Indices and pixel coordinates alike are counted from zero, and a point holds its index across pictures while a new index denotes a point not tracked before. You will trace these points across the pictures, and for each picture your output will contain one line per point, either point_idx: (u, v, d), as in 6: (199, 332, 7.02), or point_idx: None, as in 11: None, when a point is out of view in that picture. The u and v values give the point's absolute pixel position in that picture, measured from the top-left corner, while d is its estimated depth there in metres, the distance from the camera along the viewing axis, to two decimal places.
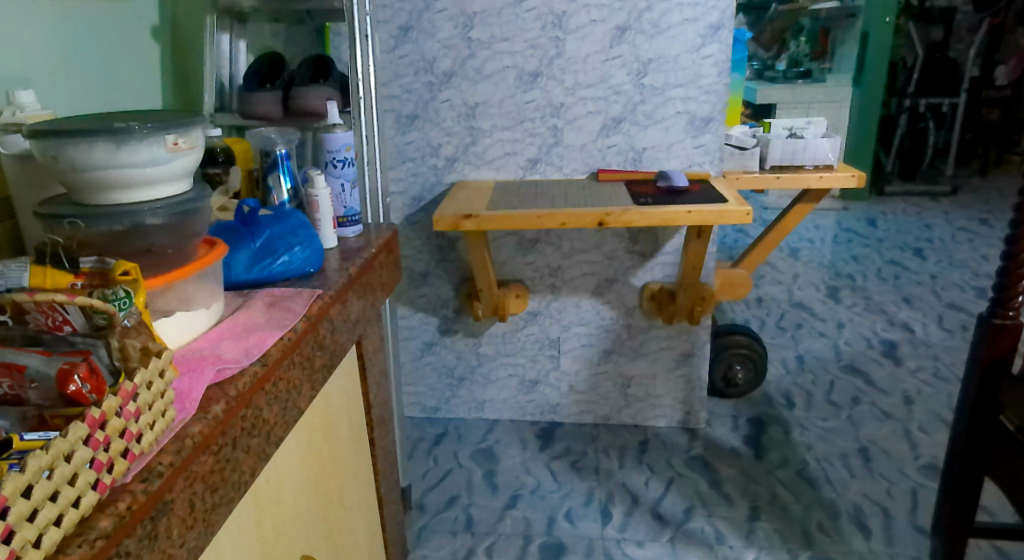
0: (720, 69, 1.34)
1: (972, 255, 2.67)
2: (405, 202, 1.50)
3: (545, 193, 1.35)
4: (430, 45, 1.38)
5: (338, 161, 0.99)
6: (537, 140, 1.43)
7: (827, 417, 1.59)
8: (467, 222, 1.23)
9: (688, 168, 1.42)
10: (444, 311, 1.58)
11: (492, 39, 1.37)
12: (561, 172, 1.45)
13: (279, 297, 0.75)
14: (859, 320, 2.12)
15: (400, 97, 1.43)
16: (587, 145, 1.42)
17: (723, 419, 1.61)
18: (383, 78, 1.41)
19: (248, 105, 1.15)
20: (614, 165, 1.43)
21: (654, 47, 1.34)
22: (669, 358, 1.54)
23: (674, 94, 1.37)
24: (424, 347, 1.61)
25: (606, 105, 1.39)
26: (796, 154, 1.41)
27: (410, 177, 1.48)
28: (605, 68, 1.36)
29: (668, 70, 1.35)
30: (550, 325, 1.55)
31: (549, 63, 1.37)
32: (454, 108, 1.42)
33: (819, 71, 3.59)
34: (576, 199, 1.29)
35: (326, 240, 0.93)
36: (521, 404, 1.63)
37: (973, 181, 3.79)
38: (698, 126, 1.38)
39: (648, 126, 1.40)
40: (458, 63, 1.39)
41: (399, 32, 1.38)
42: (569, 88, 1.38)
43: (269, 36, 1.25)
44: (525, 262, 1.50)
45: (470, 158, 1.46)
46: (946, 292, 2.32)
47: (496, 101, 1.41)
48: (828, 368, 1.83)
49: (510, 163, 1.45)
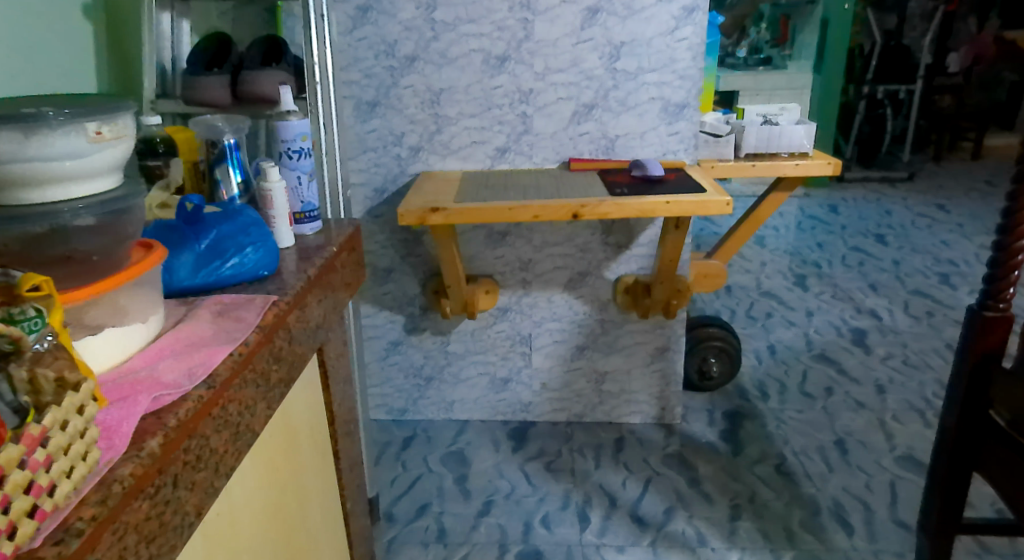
0: (694, 53, 1.29)
1: (931, 240, 2.73)
2: (367, 194, 1.42)
3: (517, 184, 1.29)
4: (391, 27, 1.30)
5: (292, 152, 0.88)
6: (506, 128, 1.36)
7: (802, 409, 1.59)
8: (434, 216, 1.15)
9: (662, 157, 1.37)
10: (410, 309, 1.50)
11: (457, 21, 1.29)
12: (532, 162, 1.38)
13: (228, 305, 0.67)
14: (827, 308, 2.14)
15: (360, 83, 1.34)
16: (558, 133, 1.36)
17: (699, 414, 1.59)
18: (341, 61, 1.32)
19: (192, 91, 1.04)
20: (586, 155, 1.37)
21: (626, 30, 1.29)
22: (644, 353, 1.51)
23: (648, 78, 1.32)
24: (391, 347, 1.54)
25: (578, 90, 1.33)
26: (772, 141, 1.38)
27: (372, 169, 1.40)
28: (576, 52, 1.30)
29: (641, 54, 1.30)
30: (521, 321, 1.50)
31: (517, 47, 1.31)
32: (417, 95, 1.34)
33: (780, 58, 3.54)
34: (548, 191, 1.23)
35: (281, 238, 0.85)
36: (492, 403, 1.58)
37: (929, 167, 3.88)
38: (672, 112, 1.34)
39: (621, 113, 1.34)
40: (421, 46, 1.31)
41: (357, 12, 1.29)
42: (539, 72, 1.32)
43: (216, 15, 1.13)
44: (495, 256, 1.44)
45: (435, 147, 1.38)
46: (910, 278, 2.35)
47: (463, 86, 1.34)
48: (800, 357, 1.83)
49: (478, 152, 1.38)
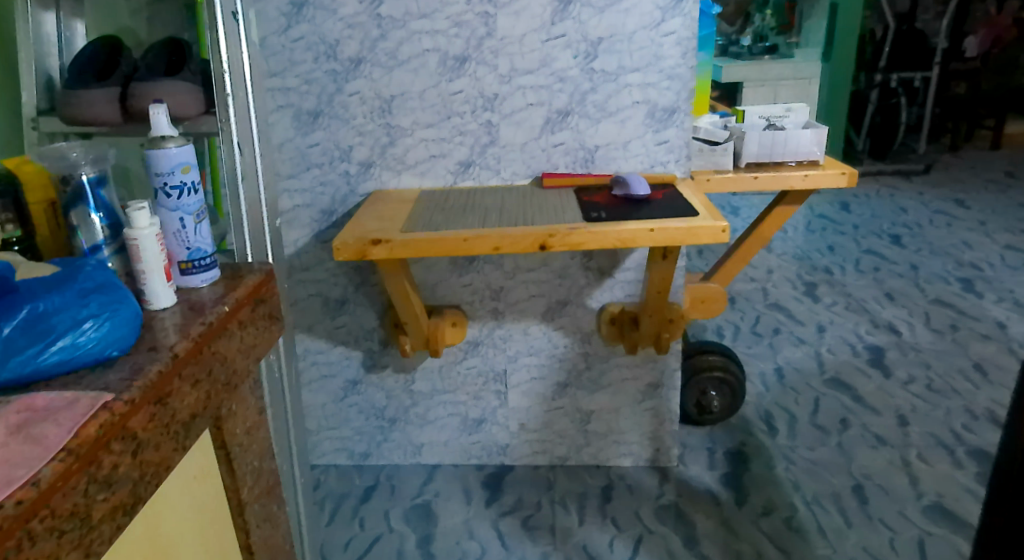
0: (684, 48, 1.11)
1: (951, 241, 2.52)
2: (313, 216, 1.24)
3: (479, 205, 1.10)
4: (331, 24, 1.11)
5: (171, 188, 0.70)
6: (468, 139, 1.18)
7: (814, 445, 1.39)
8: (375, 249, 0.97)
9: (649, 169, 1.18)
10: (368, 344, 1.33)
11: (407, 17, 1.11)
12: (499, 177, 1.20)
13: (36, 415, 0.49)
14: (840, 322, 1.94)
15: (298, 90, 1.15)
16: (528, 144, 1.18)
17: (697, 454, 1.40)
18: (274, 65, 1.14)
19: (68, 107, 0.86)
20: (562, 168, 1.19)
21: (603, 23, 1.10)
22: (634, 390, 1.33)
23: (630, 79, 1.13)
24: (348, 386, 1.36)
25: (550, 95, 1.15)
26: (777, 148, 1.20)
27: (318, 188, 1.22)
28: (546, 50, 1.12)
29: (622, 51, 1.11)
30: (494, 356, 1.32)
31: (478, 45, 1.12)
32: (364, 102, 1.16)
33: (786, 47, 3.34)
34: (513, 213, 1.05)
35: (156, 298, 0.68)
36: (464, 446, 1.40)
37: (945, 157, 3.65)
38: (660, 118, 1.15)
39: (600, 120, 1.16)
40: (366, 46, 1.12)
41: (291, 8, 1.10)
42: (504, 74, 1.14)
43: (127, 15, 0.98)
44: (461, 284, 1.27)
45: (388, 162, 1.20)
46: (930, 285, 2.15)
47: (417, 92, 1.15)
48: (811, 382, 1.63)
49: (438, 167, 1.20)
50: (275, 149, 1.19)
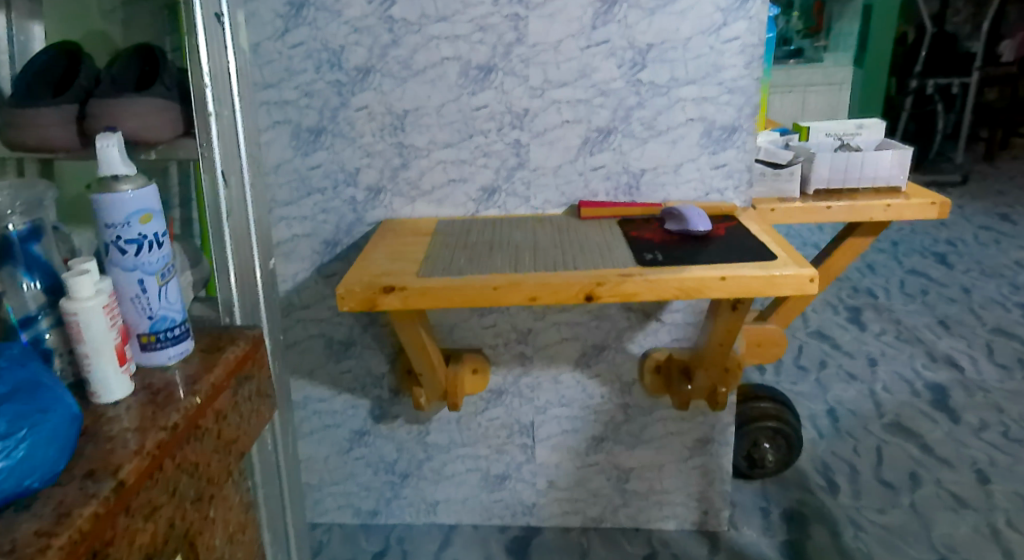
0: (749, 57, 0.94)
1: (1003, 260, 2.34)
2: (314, 248, 1.07)
3: (507, 241, 0.94)
4: (334, 29, 0.95)
5: (126, 242, 0.54)
6: (493, 161, 1.02)
7: (884, 507, 1.22)
8: (388, 297, 0.80)
9: (703, 197, 1.02)
10: (377, 391, 1.16)
11: (424, 20, 0.95)
12: (529, 205, 1.04)
13: None
14: (893, 354, 1.78)
15: (297, 104, 0.99)
16: (562, 167, 1.02)
17: (750, 515, 1.23)
18: (269, 75, 0.97)
19: (14, 129, 0.70)
20: (601, 196, 1.03)
21: (653, 27, 0.94)
22: (680, 445, 1.17)
23: (683, 93, 0.97)
24: (354, 439, 1.20)
25: (589, 111, 0.98)
26: (852, 172, 1.04)
27: (320, 217, 1.05)
28: (586, 59, 0.96)
29: (675, 60, 0.95)
30: (520, 406, 1.16)
31: (505, 53, 0.96)
32: (373, 118, 1.00)
33: (814, 49, 3.16)
34: (550, 253, 0.88)
35: (107, 388, 0.52)
36: (485, 505, 1.24)
37: (982, 167, 3.47)
38: (718, 138, 0.99)
39: (647, 140, 0.99)
40: (376, 53, 0.96)
41: (288, 8, 0.94)
42: (535, 87, 0.97)
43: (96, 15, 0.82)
44: (483, 326, 1.11)
45: (400, 187, 1.04)
46: (987, 311, 1.99)
47: (434, 107, 0.99)
48: (870, 427, 1.47)
49: (458, 194, 1.04)
50: (271, 171, 1.03)
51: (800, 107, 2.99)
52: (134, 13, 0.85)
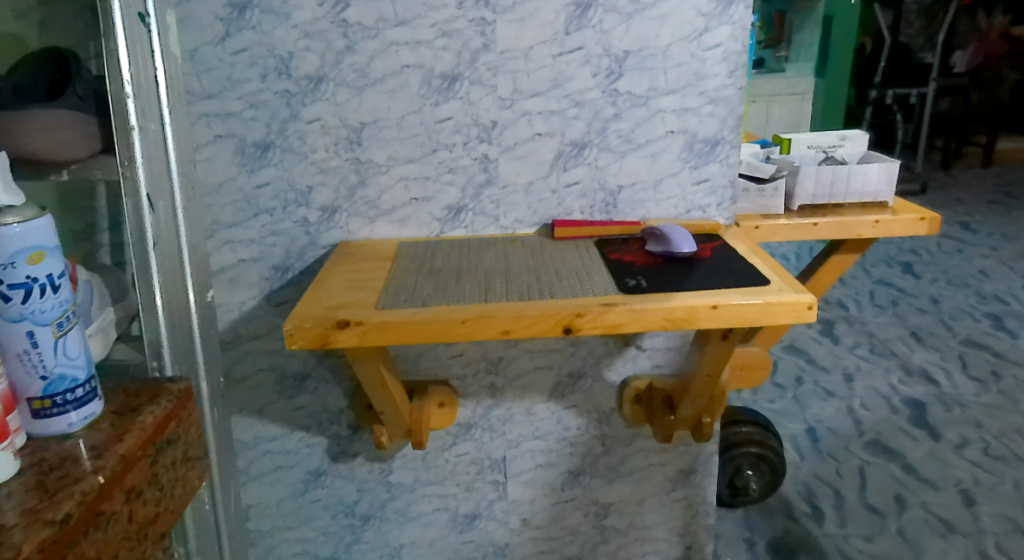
0: (732, 65, 0.89)
1: (967, 268, 2.37)
2: (263, 273, 0.97)
3: (475, 266, 0.85)
4: (282, 33, 0.86)
5: (9, 292, 0.47)
6: (460, 178, 0.94)
7: (872, 535, 1.19)
8: (342, 333, 0.71)
9: (685, 214, 0.96)
10: (334, 428, 1.06)
11: (382, 24, 0.86)
12: (498, 225, 0.96)
13: None
14: (869, 369, 1.79)
15: (241, 116, 0.89)
16: (534, 184, 0.94)
17: (735, 547, 1.17)
18: (209, 84, 0.87)
19: None
20: (576, 214, 0.96)
21: (631, 33, 0.87)
22: (662, 478, 1.10)
23: (663, 104, 0.90)
24: (309, 480, 1.09)
25: (563, 123, 0.91)
26: (837, 187, 1.00)
27: (268, 239, 0.96)
28: (559, 67, 0.88)
29: (654, 69, 0.89)
30: (490, 441, 1.08)
31: (471, 60, 0.88)
32: (327, 132, 0.91)
33: (775, 59, 3.17)
34: (524, 279, 0.80)
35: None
36: (455, 547, 1.15)
37: (940, 176, 3.54)
38: (699, 151, 0.93)
39: (625, 154, 0.93)
40: (329, 60, 0.87)
41: (229, 10, 0.84)
42: (504, 97, 0.90)
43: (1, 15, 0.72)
44: (450, 355, 1.02)
45: (358, 207, 0.95)
46: (957, 322, 2.01)
47: (395, 119, 0.91)
48: (851, 448, 1.46)
49: (421, 213, 0.95)
50: (212, 190, 0.92)
51: (765, 118, 3.05)
52: (49, 14, 0.74)
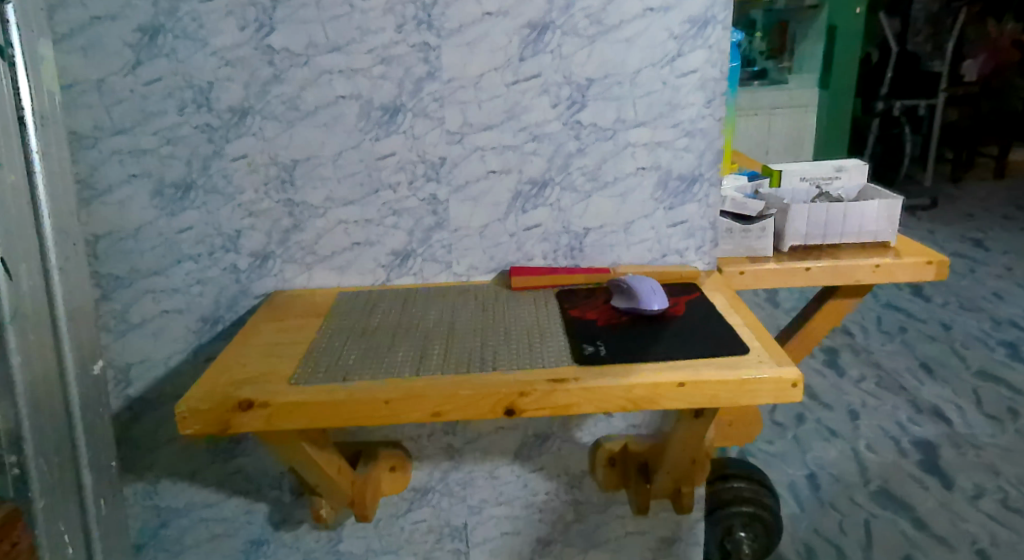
0: (709, 94, 0.79)
1: (980, 290, 2.25)
2: (189, 326, 0.86)
3: (416, 324, 0.75)
4: (199, 61, 0.75)
5: None
6: (406, 221, 0.83)
7: None
8: (246, 416, 0.60)
9: (660, 259, 0.86)
10: (276, 494, 0.96)
11: (312, 50, 0.76)
12: (451, 272, 0.86)
13: None
14: (876, 405, 1.67)
15: (158, 154, 0.78)
16: (489, 227, 0.84)
17: None
18: (120, 117, 0.77)
19: None
20: (538, 260, 0.85)
21: (594, 59, 0.77)
22: (642, 546, 0.99)
23: (632, 137, 0.80)
24: (250, 550, 0.98)
25: (520, 159, 0.81)
26: (832, 227, 0.89)
27: (194, 289, 0.85)
28: (513, 97, 0.78)
29: (621, 99, 0.78)
30: (450, 506, 0.97)
31: (415, 90, 0.78)
32: (255, 170, 0.80)
33: (778, 72, 3.06)
34: (468, 342, 0.70)
35: None
36: None
37: (950, 189, 3.42)
38: (673, 190, 0.83)
39: (590, 193, 0.82)
40: (254, 91, 0.77)
41: (139, 36, 0.74)
42: (453, 131, 0.79)
43: None
44: None
45: (292, 253, 0.84)
46: (970, 351, 1.89)
47: (331, 157, 0.80)
48: (856, 498, 1.34)
49: (364, 260, 0.85)
50: (129, 234, 0.81)
51: (766, 129, 2.93)
52: None
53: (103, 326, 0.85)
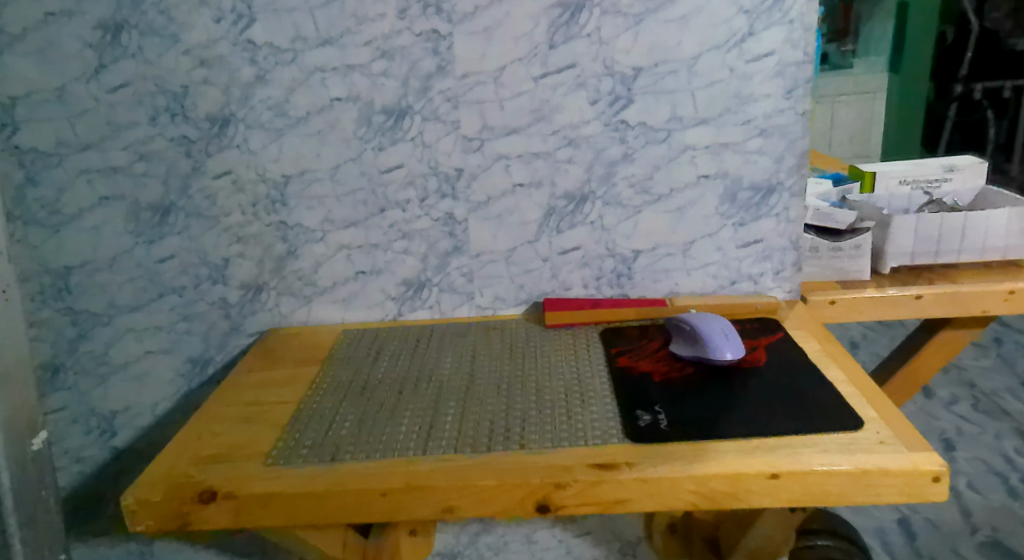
0: (790, 81, 0.62)
1: None
2: (177, 368, 0.76)
3: (428, 379, 0.60)
4: (171, 61, 0.64)
5: None
6: (418, 245, 0.70)
7: None
8: (208, 509, 0.46)
9: (728, 287, 0.70)
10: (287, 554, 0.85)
11: (299, 44, 0.63)
12: (473, 304, 0.72)
13: None
14: (973, 433, 1.45)
15: (131, 172, 0.68)
16: (517, 252, 0.70)
17: None
18: (86, 131, 0.66)
19: None
20: (577, 289, 0.71)
21: (641, 43, 0.62)
22: None
23: (692, 137, 0.65)
24: None
25: (552, 168, 0.66)
26: (946, 242, 0.71)
27: (180, 326, 0.74)
28: (541, 93, 0.64)
29: (677, 90, 0.63)
30: None
31: (422, 88, 0.64)
32: (241, 189, 0.68)
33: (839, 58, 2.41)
34: (490, 406, 0.54)
35: None
36: None
37: None
38: (743, 204, 0.67)
39: (640, 208, 0.67)
40: (235, 96, 0.65)
41: (100, 33, 0.63)
42: (470, 137, 0.66)
43: None
44: None
45: (288, 284, 0.72)
46: None
47: (328, 171, 0.68)
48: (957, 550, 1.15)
49: (371, 291, 0.72)
50: (104, 266, 0.71)
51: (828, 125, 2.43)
52: None
53: (83, 369, 0.75)
